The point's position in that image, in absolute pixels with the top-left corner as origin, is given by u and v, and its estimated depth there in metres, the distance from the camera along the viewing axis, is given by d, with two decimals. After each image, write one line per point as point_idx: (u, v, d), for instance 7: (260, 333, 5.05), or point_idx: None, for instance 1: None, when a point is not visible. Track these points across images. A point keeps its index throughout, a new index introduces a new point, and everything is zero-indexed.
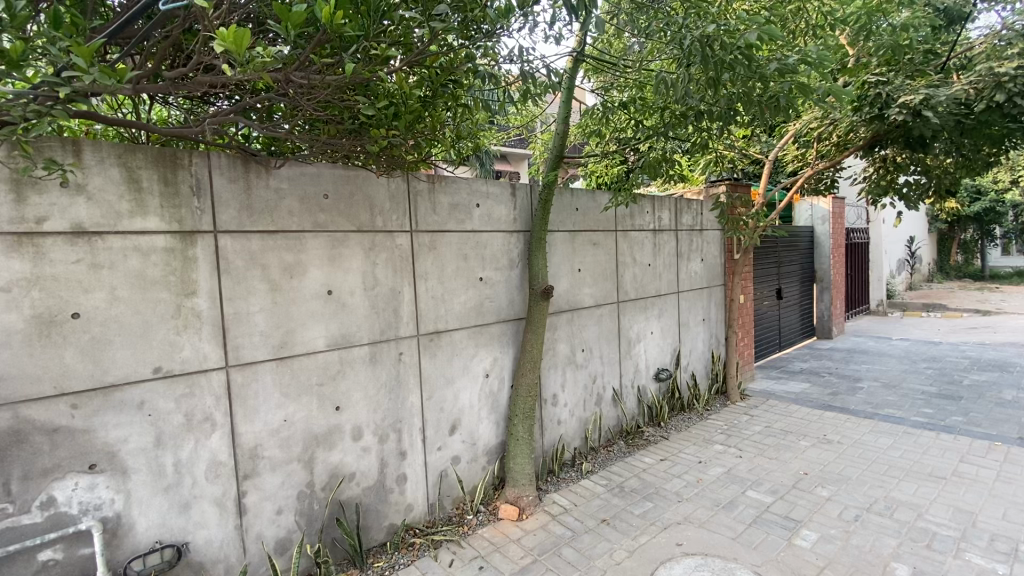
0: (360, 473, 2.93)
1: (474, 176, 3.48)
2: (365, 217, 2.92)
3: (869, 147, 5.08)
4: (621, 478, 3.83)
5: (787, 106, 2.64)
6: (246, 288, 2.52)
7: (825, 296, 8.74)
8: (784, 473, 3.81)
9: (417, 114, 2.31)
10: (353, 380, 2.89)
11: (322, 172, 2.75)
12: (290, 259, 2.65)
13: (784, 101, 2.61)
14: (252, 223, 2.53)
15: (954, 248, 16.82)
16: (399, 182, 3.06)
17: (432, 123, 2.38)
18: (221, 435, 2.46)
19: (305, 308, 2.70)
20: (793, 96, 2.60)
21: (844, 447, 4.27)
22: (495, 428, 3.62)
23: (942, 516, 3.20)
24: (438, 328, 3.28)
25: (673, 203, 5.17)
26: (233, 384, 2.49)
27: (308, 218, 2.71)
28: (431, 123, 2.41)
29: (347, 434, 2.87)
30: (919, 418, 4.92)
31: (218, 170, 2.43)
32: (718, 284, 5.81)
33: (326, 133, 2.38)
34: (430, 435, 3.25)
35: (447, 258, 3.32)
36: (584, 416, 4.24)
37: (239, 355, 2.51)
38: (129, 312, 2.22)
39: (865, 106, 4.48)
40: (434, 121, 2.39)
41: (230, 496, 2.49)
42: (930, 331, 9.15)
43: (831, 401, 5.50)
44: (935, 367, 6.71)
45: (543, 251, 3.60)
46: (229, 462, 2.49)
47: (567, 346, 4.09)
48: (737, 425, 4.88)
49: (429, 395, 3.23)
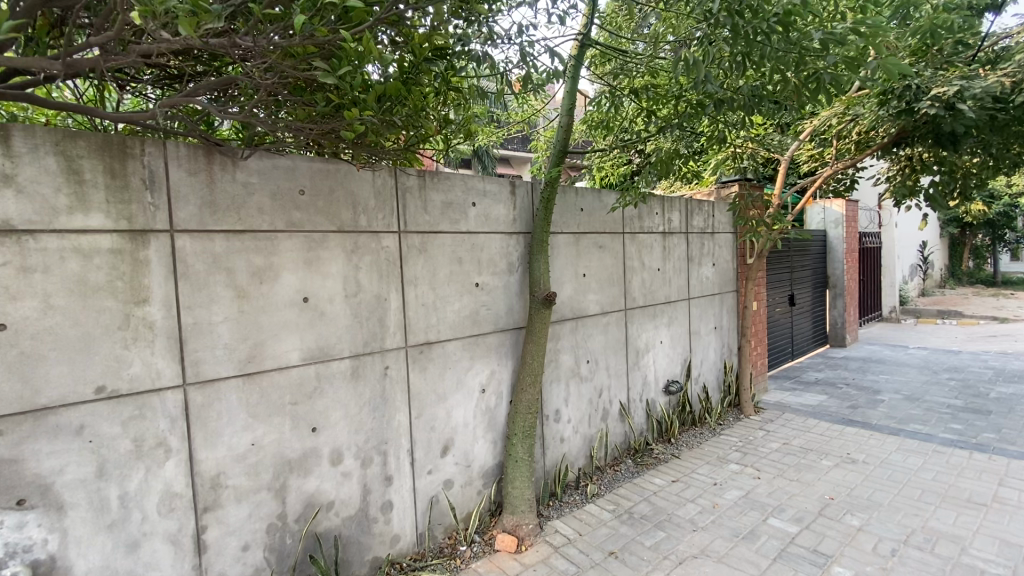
0: (340, 502, 2.63)
1: (471, 172, 3.19)
2: (346, 216, 2.62)
3: (892, 146, 4.78)
4: (630, 503, 3.51)
5: (831, 85, 2.20)
6: (208, 294, 2.22)
7: (839, 302, 8.41)
8: (808, 498, 3.49)
9: (399, 93, 1.98)
10: (333, 398, 2.59)
11: (298, 165, 2.45)
12: (260, 263, 2.35)
13: (829, 79, 2.18)
14: (215, 221, 2.23)
15: (966, 253, 16.44)
16: (386, 177, 2.77)
17: (416, 104, 2.06)
18: (177, 463, 2.16)
19: (277, 318, 2.40)
20: (839, 74, 2.19)
21: (871, 468, 3.94)
22: (492, 448, 3.31)
23: (988, 550, 2.87)
24: (430, 339, 2.97)
25: (683, 204, 4.86)
26: (192, 405, 2.19)
27: (281, 216, 2.41)
28: (414, 103, 2.09)
29: (325, 459, 2.57)
30: (949, 435, 4.58)
31: (176, 162, 2.14)
32: (730, 290, 5.49)
33: (295, 115, 2.10)
34: (420, 457, 2.94)
35: (440, 262, 3.02)
36: (589, 433, 3.93)
37: (199, 371, 2.20)
38: (67, 322, 1.92)
39: (892, 99, 4.17)
40: (417, 101, 2.07)
41: (187, 532, 2.19)
42: (948, 340, 8.80)
43: (850, 415, 5.17)
44: (959, 378, 6.36)
45: (545, 254, 3.30)
46: (186, 493, 2.19)
47: (571, 357, 3.79)
48: (752, 441, 4.56)
49: (418, 413, 2.92)
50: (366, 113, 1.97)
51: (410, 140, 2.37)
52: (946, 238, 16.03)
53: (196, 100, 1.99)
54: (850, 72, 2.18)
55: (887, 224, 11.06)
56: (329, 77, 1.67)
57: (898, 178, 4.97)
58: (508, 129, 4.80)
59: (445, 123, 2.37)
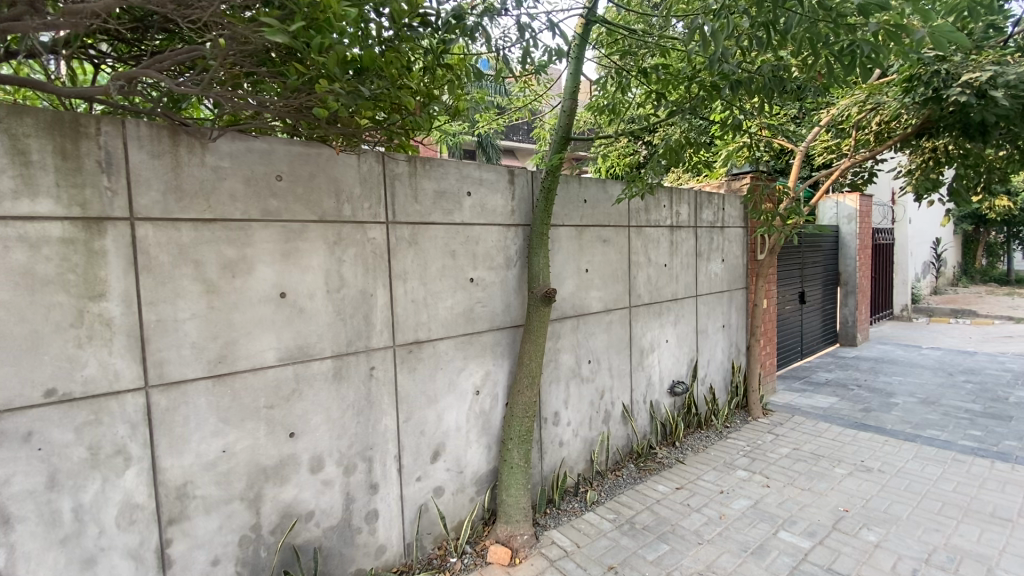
0: (321, 511, 2.45)
1: (466, 159, 2.98)
2: (328, 204, 2.42)
3: (915, 137, 4.51)
4: (632, 512, 3.32)
5: (868, 57, 1.95)
6: (173, 289, 2.03)
7: (850, 299, 8.17)
8: (821, 509, 3.30)
9: (376, 65, 1.78)
10: (313, 402, 2.41)
11: (274, 148, 2.25)
12: (232, 255, 2.15)
13: (867, 50, 1.93)
14: (182, 209, 2.03)
15: (980, 251, 16.05)
16: (372, 163, 2.56)
17: (394, 76, 1.84)
18: (138, 472, 1.99)
19: (251, 315, 2.21)
20: (878, 46, 1.93)
21: (886, 477, 3.74)
22: (487, 453, 3.13)
23: (1016, 571, 2.67)
24: (420, 337, 2.78)
25: (692, 196, 4.63)
26: (154, 409, 2.01)
27: (255, 204, 2.21)
28: (392, 75, 1.88)
29: (304, 466, 2.39)
30: (968, 442, 4.36)
31: (136, 142, 1.94)
32: (739, 287, 5.27)
33: (265, 90, 1.92)
34: (409, 463, 2.76)
35: (431, 255, 2.81)
36: (590, 436, 3.74)
37: (163, 372, 2.02)
38: (11, 319, 1.74)
39: (918, 86, 3.93)
40: (395, 73, 1.86)
41: (149, 546, 2.01)
42: (963, 340, 8.54)
43: (864, 419, 4.95)
44: (977, 381, 6.12)
45: (545, 249, 3.10)
46: (149, 504, 2.01)
47: (571, 357, 3.59)
48: (762, 446, 4.36)
49: (407, 416, 2.74)
50: (340, 86, 1.77)
51: (388, 117, 2.16)
52: (958, 235, 15.68)
53: (151, 71, 1.81)
54: (891, 43, 1.93)
55: (900, 220, 10.74)
56: (280, 35, 1.45)
57: (920, 170, 4.67)
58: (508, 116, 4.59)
59: (429, 101, 2.15)
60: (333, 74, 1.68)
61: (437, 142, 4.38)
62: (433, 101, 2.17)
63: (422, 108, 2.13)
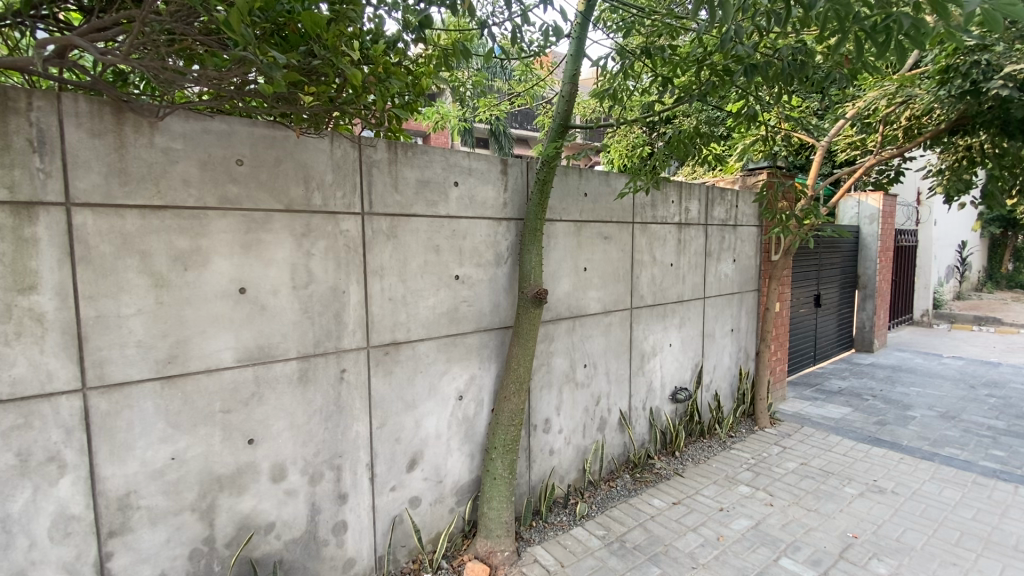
0: (283, 523, 2.28)
1: (454, 146, 2.75)
2: (296, 193, 2.21)
3: (948, 133, 4.17)
4: (623, 529, 3.11)
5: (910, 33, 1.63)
6: (117, 282, 1.85)
7: (868, 304, 7.83)
8: (827, 535, 3.06)
9: (317, 30, 1.53)
10: (275, 406, 2.23)
11: (235, 130, 2.05)
12: (185, 246, 1.97)
13: (908, 24, 1.60)
14: (127, 194, 1.85)
15: (1009, 255, 15.36)
16: (347, 148, 2.35)
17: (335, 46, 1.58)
18: (74, 480, 1.82)
19: (205, 312, 2.03)
20: (924, 18, 1.61)
21: (900, 500, 3.48)
22: (469, 461, 2.94)
23: None
24: (398, 339, 2.58)
25: (703, 192, 4.35)
26: (94, 413, 1.84)
27: (212, 190, 2.01)
28: (330, 40, 1.62)
29: (264, 475, 2.22)
30: (990, 464, 4.07)
31: (73, 119, 1.75)
32: (751, 289, 4.99)
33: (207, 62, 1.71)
34: (382, 473, 2.58)
35: (412, 250, 2.61)
36: (583, 445, 3.54)
37: (104, 373, 1.84)
38: None
39: (955, 78, 3.60)
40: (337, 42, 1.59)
41: (87, 559, 1.86)
42: (986, 349, 8.15)
43: (878, 433, 4.68)
44: (1000, 396, 5.79)
45: (538, 245, 2.87)
46: (87, 515, 1.85)
47: (565, 361, 3.38)
48: (767, 459, 4.12)
49: (380, 423, 2.55)
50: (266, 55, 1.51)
51: (339, 95, 1.89)
52: (986, 238, 15.06)
53: (79, 38, 1.64)
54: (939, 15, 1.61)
55: (925, 221, 10.29)
56: None
57: (951, 171, 4.36)
58: (510, 102, 4.35)
59: (387, 76, 1.88)
60: (249, 36, 1.42)
61: (433, 127, 4.15)
62: (392, 77, 1.91)
63: (377, 85, 1.86)
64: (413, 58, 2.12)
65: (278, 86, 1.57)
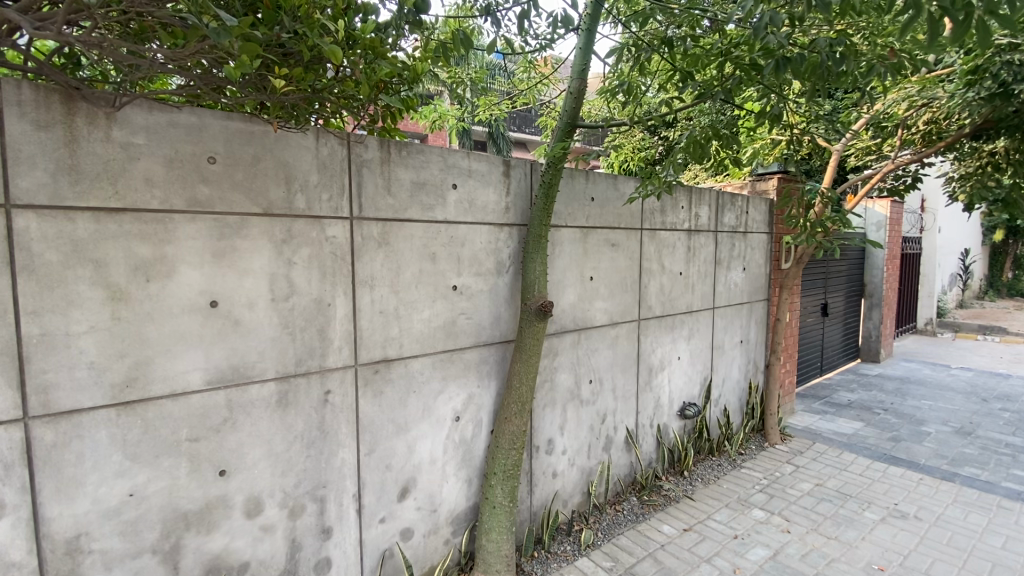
0: (258, 563, 2.04)
1: (452, 146, 2.54)
2: (276, 194, 1.99)
3: (970, 138, 3.98)
4: (631, 560, 2.88)
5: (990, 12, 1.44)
6: (66, 295, 1.61)
7: (875, 313, 7.64)
8: (852, 567, 2.84)
9: None
10: (251, 432, 1.99)
11: (207, 124, 1.82)
12: (148, 254, 1.74)
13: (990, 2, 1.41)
14: (79, 194, 1.61)
15: (1010, 263, 15.21)
16: (334, 146, 2.13)
17: None
18: (13, 524, 1.58)
19: (171, 328, 1.80)
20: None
21: (926, 527, 3.26)
22: (467, 487, 2.71)
23: None
24: (389, 356, 2.35)
25: (713, 197, 4.15)
26: (38, 445, 1.60)
27: (180, 191, 1.78)
28: None
29: (236, 509, 1.98)
30: (1014, 486, 3.86)
31: (15, 109, 1.51)
32: (760, 298, 4.78)
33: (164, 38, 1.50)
34: (371, 503, 2.35)
35: (406, 259, 2.38)
36: (588, 466, 3.32)
37: (50, 401, 1.61)
38: None
39: (984, 79, 3.42)
40: None
41: None
42: (994, 360, 7.97)
43: (894, 451, 4.47)
44: (1016, 410, 5.59)
45: (542, 254, 2.64)
46: (29, 563, 1.60)
47: (570, 376, 3.15)
48: (781, 479, 3.90)
49: (369, 448, 2.32)
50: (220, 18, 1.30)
51: (319, 81, 1.67)
52: (988, 245, 14.91)
53: (17, 14, 1.40)
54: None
55: (929, 229, 10.00)
56: None
57: (972, 178, 4.17)
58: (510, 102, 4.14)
59: (372, 56, 1.65)
60: None
61: (431, 127, 3.93)
62: (381, 59, 1.68)
63: (362, 68, 1.63)
64: (410, 46, 1.91)
65: (236, 60, 1.37)
